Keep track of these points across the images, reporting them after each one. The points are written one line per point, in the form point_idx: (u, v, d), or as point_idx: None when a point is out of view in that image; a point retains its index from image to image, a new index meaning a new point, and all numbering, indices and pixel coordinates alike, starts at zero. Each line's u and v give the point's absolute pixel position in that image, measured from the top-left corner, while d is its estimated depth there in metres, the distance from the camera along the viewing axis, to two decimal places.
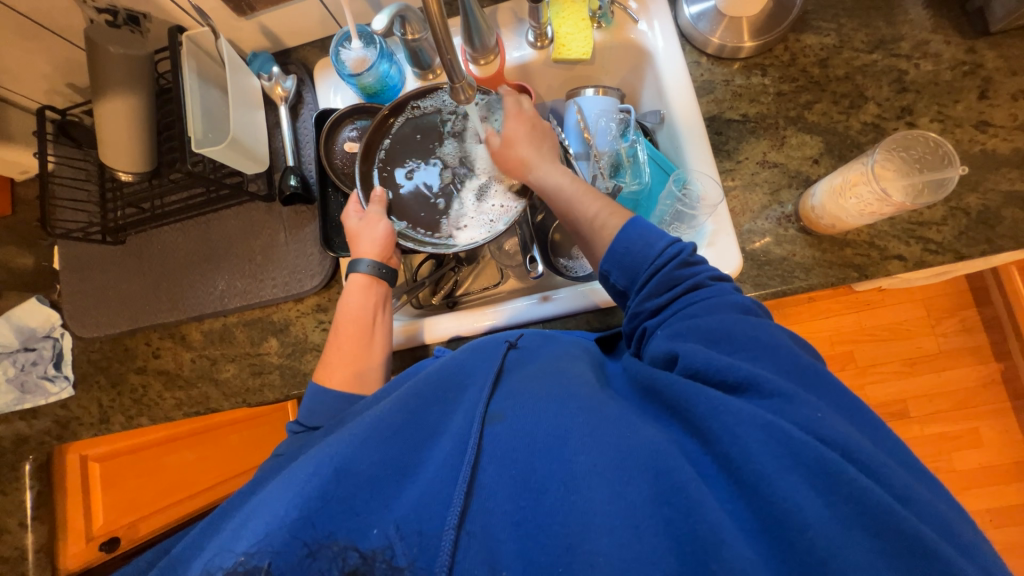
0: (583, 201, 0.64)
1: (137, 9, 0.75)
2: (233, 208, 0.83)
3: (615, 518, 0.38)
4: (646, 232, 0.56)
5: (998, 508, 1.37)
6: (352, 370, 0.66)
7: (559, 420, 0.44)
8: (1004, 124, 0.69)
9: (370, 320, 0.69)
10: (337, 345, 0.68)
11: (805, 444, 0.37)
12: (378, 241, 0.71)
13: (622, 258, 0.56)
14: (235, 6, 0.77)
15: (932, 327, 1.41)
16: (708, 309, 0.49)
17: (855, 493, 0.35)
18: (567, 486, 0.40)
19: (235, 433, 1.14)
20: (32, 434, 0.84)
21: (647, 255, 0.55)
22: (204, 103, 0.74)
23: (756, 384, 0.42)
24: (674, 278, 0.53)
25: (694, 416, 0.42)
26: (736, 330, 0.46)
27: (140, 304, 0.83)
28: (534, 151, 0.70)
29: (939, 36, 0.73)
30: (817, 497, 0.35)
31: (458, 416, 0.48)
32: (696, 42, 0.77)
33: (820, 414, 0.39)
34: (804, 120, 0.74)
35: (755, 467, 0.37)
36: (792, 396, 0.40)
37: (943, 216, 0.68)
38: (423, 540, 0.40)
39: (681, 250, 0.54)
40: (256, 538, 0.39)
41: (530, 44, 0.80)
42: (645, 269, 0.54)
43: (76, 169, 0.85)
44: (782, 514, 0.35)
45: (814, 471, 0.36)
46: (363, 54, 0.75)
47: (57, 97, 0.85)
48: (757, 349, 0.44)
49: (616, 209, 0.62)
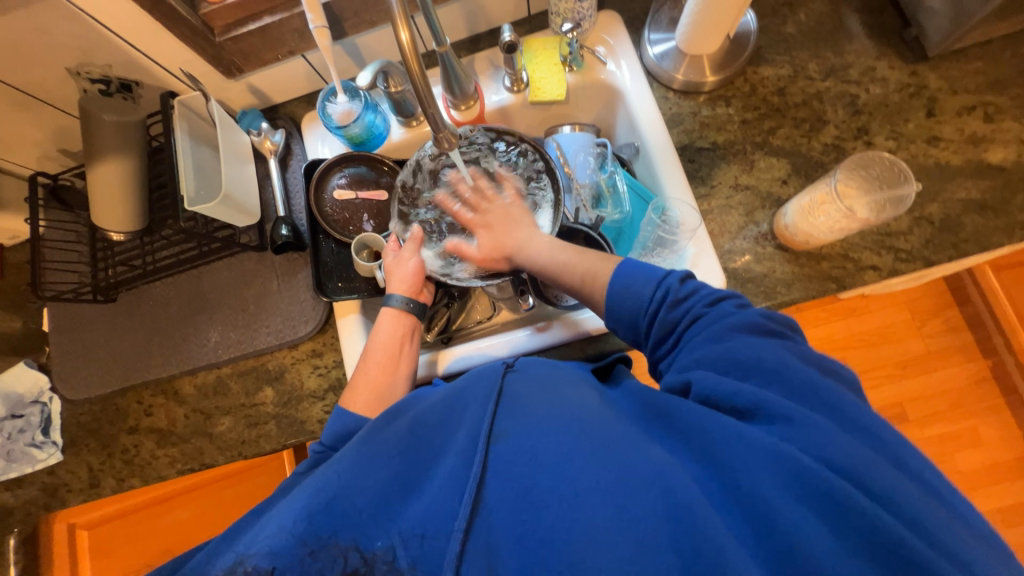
0: (579, 259, 0.64)
1: (130, 78, 0.77)
2: (225, 259, 0.84)
3: (620, 535, 0.38)
4: (630, 279, 0.57)
5: (1007, 507, 1.36)
6: (375, 395, 0.66)
7: (564, 439, 0.44)
8: (954, 138, 0.74)
9: (397, 350, 0.71)
10: (362, 371, 0.69)
11: (813, 470, 0.37)
12: (410, 276, 0.75)
13: (619, 315, 0.58)
14: (225, 69, 0.79)
15: (919, 329, 1.45)
16: (713, 336, 0.50)
17: (864, 520, 0.35)
18: (572, 503, 0.40)
19: (229, 486, 1.06)
20: (17, 505, 0.80)
21: (640, 304, 0.56)
22: (196, 161, 0.76)
23: (765, 409, 0.43)
24: (674, 319, 0.54)
25: (708, 443, 0.42)
26: (741, 355, 0.47)
27: (132, 361, 0.82)
28: (512, 232, 0.73)
29: (884, 62, 0.79)
30: (822, 523, 0.36)
31: (463, 432, 0.47)
32: (662, 78, 0.82)
33: (830, 436, 0.39)
34: (770, 145, 0.78)
35: (767, 497, 0.38)
36: (800, 419, 0.41)
37: (908, 226, 0.72)
38: (424, 543, 0.41)
39: (667, 289, 0.55)
40: (260, 540, 0.40)
41: (507, 89, 0.84)
42: (643, 316, 0.56)
43: (66, 231, 0.86)
44: (791, 545, 0.36)
45: (828, 501, 0.36)
46: (348, 106, 0.79)
47: (49, 162, 0.87)
48: (773, 375, 0.45)
49: (598, 262, 0.63)
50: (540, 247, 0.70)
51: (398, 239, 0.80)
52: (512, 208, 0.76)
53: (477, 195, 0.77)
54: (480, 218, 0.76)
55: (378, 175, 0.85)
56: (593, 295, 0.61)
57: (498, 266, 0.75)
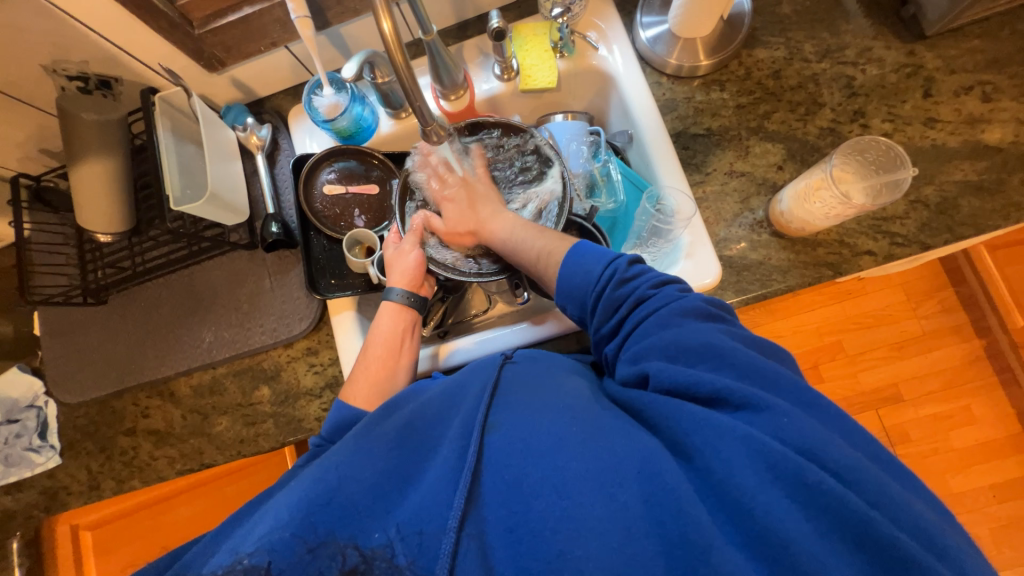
0: (535, 238, 0.66)
1: (108, 74, 0.75)
2: (216, 258, 0.83)
3: (607, 523, 0.38)
4: (581, 261, 0.57)
5: (1000, 483, 1.39)
6: (375, 391, 0.66)
7: (555, 427, 0.44)
8: (951, 119, 0.73)
9: (397, 345, 0.70)
10: (362, 366, 0.68)
11: (783, 455, 0.37)
12: (410, 270, 0.74)
13: (569, 293, 0.57)
14: (207, 63, 0.77)
15: (915, 311, 1.45)
16: (661, 323, 0.50)
17: (837, 504, 0.36)
18: (560, 493, 0.40)
19: (230, 483, 1.07)
20: (18, 509, 0.80)
21: (589, 283, 0.55)
22: (180, 159, 0.75)
23: (726, 396, 0.42)
24: (617, 300, 0.53)
25: (676, 431, 0.43)
26: (690, 340, 0.47)
27: (126, 363, 0.82)
28: (479, 210, 0.75)
29: (881, 42, 0.77)
30: (794, 507, 0.36)
31: (458, 423, 0.47)
32: (655, 63, 0.81)
33: (789, 419, 0.40)
34: (765, 129, 0.77)
35: (738, 484, 0.38)
36: (762, 405, 0.41)
37: (904, 210, 0.71)
38: (423, 539, 0.40)
39: (615, 270, 0.54)
40: (258, 538, 0.39)
41: (497, 77, 0.82)
42: (591, 296, 0.55)
43: (52, 234, 0.84)
44: (765, 527, 0.36)
45: (798, 484, 0.37)
46: (335, 99, 0.77)
47: (31, 163, 0.85)
48: (728, 362, 0.45)
49: (556, 242, 0.63)
50: (503, 224, 0.71)
51: (399, 230, 0.78)
52: (479, 183, 0.78)
53: (447, 170, 0.79)
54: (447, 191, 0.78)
55: (368, 168, 0.84)
56: (549, 274, 0.62)
57: (465, 240, 0.77)
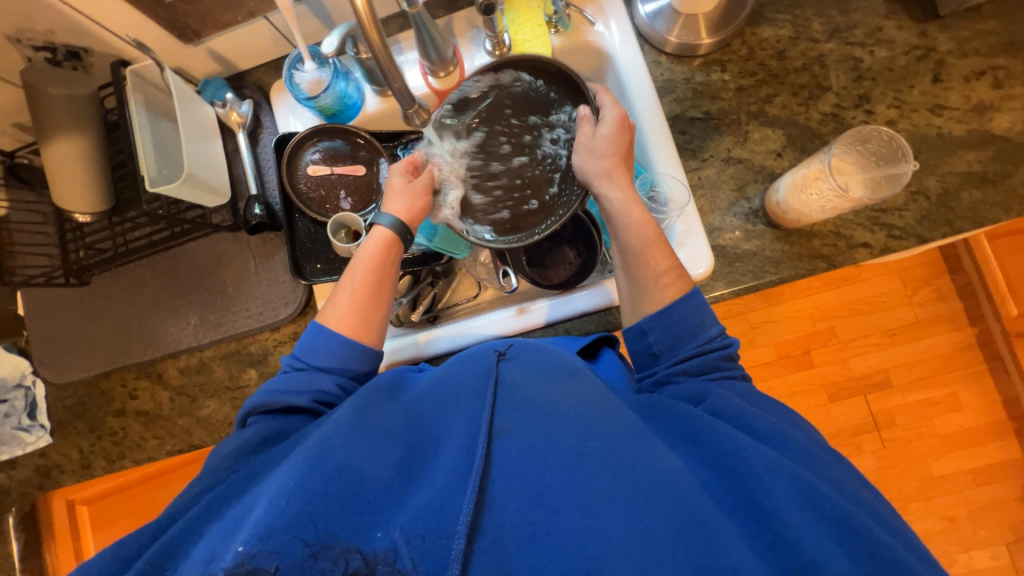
0: (648, 252, 0.63)
1: (76, 45, 0.72)
2: (200, 240, 0.81)
3: (633, 542, 0.39)
4: (699, 310, 0.59)
5: (978, 468, 1.42)
6: (354, 319, 0.62)
7: (572, 442, 0.44)
8: (959, 106, 0.70)
9: (383, 274, 0.65)
10: (345, 286, 0.64)
11: (832, 500, 0.41)
12: (415, 208, 0.69)
13: (673, 329, 0.59)
14: (181, 34, 0.74)
15: (910, 298, 1.45)
16: (739, 388, 0.54)
17: (880, 548, 0.39)
18: (585, 509, 0.40)
19: None
20: (13, 485, 0.82)
21: (698, 336, 0.58)
22: (155, 138, 0.72)
23: (780, 436, 0.47)
24: (714, 364, 0.56)
25: (719, 449, 0.45)
26: (763, 401, 0.53)
27: (112, 345, 0.81)
28: (610, 171, 0.67)
29: (892, 21, 0.73)
30: (837, 547, 0.39)
31: (464, 425, 0.48)
32: (654, 41, 0.77)
33: (843, 476, 0.45)
34: (765, 114, 0.74)
35: (781, 514, 0.40)
36: (819, 459, 0.46)
37: (904, 201, 0.69)
38: (428, 543, 0.40)
39: (728, 343, 0.58)
40: (252, 536, 0.37)
41: (488, 53, 0.78)
42: (692, 345, 0.58)
43: (31, 212, 0.82)
44: (804, 559, 0.38)
45: (841, 527, 0.40)
46: (317, 75, 0.73)
47: (4, 138, 0.81)
48: (782, 418, 0.51)
49: (676, 272, 0.62)
50: (629, 208, 0.66)
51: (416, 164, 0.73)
52: (624, 149, 0.68)
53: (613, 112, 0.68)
54: (604, 128, 0.68)
55: (354, 149, 0.81)
56: (647, 296, 0.62)
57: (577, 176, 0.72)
